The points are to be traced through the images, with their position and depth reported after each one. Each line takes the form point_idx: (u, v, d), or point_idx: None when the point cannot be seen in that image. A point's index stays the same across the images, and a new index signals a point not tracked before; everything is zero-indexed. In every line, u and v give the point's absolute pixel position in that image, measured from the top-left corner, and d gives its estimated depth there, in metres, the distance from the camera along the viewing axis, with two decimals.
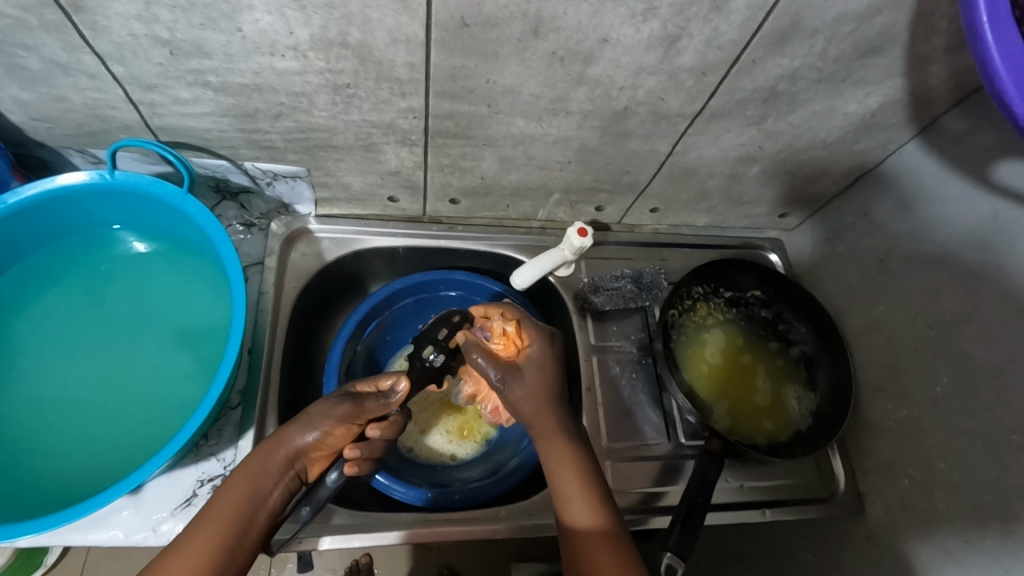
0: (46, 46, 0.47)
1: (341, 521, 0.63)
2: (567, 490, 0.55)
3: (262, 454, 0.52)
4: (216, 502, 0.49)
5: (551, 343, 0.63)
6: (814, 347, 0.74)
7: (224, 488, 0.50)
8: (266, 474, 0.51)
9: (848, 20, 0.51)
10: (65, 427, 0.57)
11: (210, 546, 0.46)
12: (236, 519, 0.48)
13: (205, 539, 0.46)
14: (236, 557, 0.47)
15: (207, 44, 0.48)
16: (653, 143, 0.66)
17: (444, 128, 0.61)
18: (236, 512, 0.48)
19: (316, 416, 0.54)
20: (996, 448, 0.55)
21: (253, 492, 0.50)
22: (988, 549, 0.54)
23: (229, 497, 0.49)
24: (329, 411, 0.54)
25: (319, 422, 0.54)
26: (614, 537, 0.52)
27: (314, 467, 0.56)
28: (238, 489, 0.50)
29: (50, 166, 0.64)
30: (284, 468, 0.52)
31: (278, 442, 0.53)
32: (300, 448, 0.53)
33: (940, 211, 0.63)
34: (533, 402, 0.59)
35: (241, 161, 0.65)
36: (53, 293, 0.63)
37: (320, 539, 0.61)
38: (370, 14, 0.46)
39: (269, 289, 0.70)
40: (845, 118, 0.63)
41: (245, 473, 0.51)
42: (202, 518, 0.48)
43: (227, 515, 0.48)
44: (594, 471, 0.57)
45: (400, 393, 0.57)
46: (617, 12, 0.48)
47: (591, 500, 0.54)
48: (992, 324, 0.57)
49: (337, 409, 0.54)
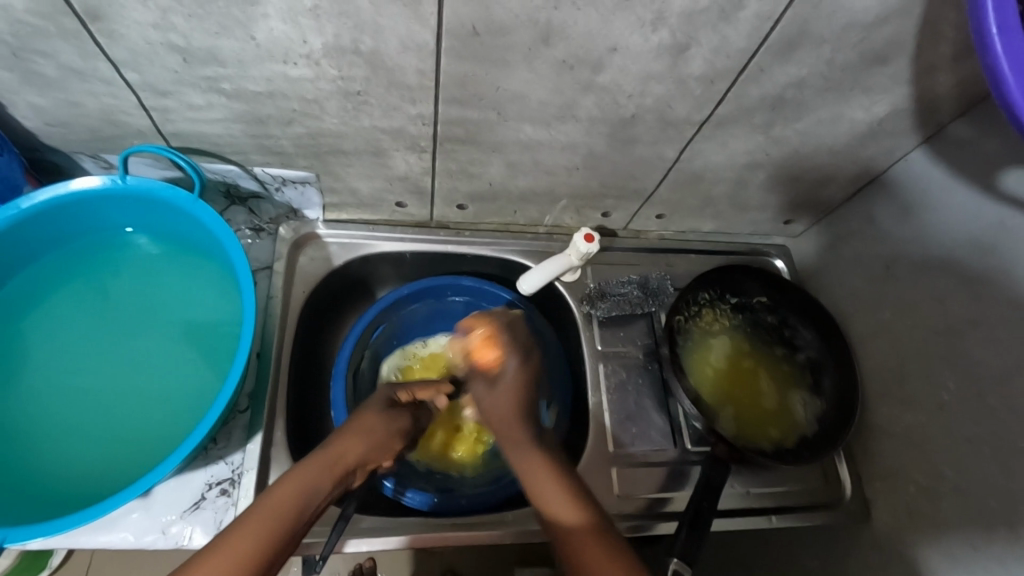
0: (64, 53, 0.48)
1: (366, 524, 0.63)
2: (548, 501, 0.49)
3: (315, 457, 0.49)
4: (262, 504, 0.44)
5: (528, 365, 0.60)
6: (819, 353, 0.74)
7: (273, 492, 0.45)
8: (322, 478, 0.48)
9: (855, 29, 0.51)
10: (74, 431, 0.58)
11: (251, 553, 0.40)
12: (283, 527, 0.43)
13: (241, 545, 0.40)
14: (275, 565, 0.42)
15: (221, 51, 0.48)
16: (660, 150, 0.66)
17: (453, 134, 0.62)
18: (283, 517, 0.44)
19: (377, 430, 0.56)
20: (1002, 454, 0.55)
21: (308, 494, 0.46)
22: (994, 555, 0.54)
23: (275, 500, 0.44)
24: (389, 424, 0.57)
25: (371, 437, 0.54)
26: (608, 535, 0.46)
27: (358, 480, 0.54)
28: (288, 492, 0.45)
29: (63, 171, 0.65)
30: (343, 478, 0.50)
31: (340, 451, 0.51)
32: (352, 455, 0.52)
33: (946, 217, 0.63)
34: (500, 415, 0.57)
35: (252, 166, 0.65)
36: (65, 296, 0.64)
37: (347, 541, 0.62)
38: (382, 23, 0.47)
39: (277, 293, 0.71)
40: (852, 125, 0.64)
41: (297, 473, 0.47)
42: (243, 518, 0.43)
43: (270, 519, 0.43)
44: (570, 470, 0.52)
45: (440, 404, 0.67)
46: (627, 20, 0.48)
47: (574, 500, 0.49)
48: (999, 331, 0.57)
49: (398, 423, 0.58)
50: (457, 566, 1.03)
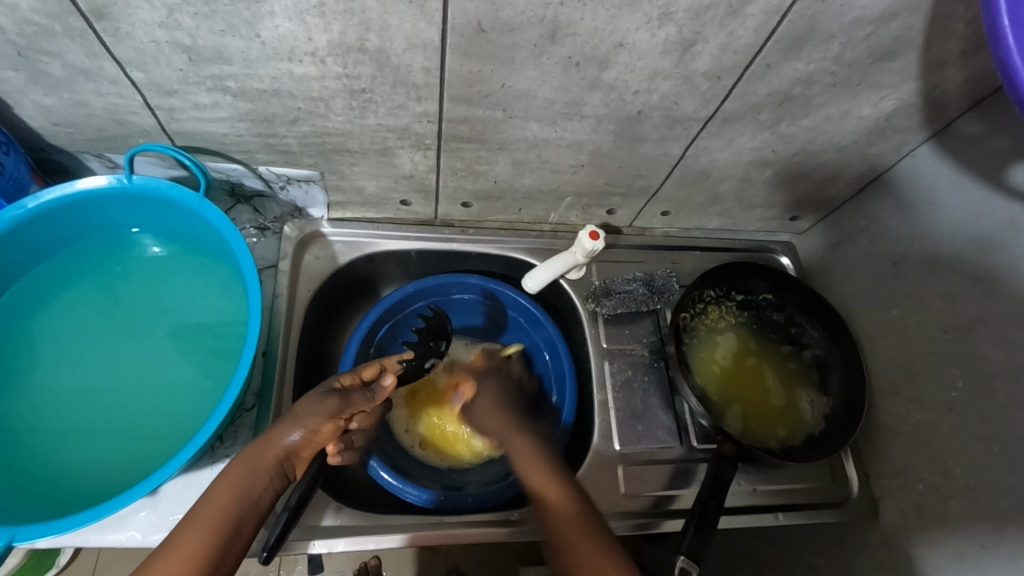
0: (70, 52, 0.48)
1: (330, 523, 0.63)
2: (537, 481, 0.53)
3: (245, 457, 0.51)
4: (201, 508, 0.47)
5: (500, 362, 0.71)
6: (827, 351, 0.74)
7: (207, 502, 0.48)
8: (255, 472, 0.50)
9: (864, 24, 0.51)
10: (83, 431, 0.58)
11: (195, 553, 0.45)
12: (222, 525, 0.47)
13: (187, 550, 0.45)
14: (225, 561, 0.46)
15: (227, 50, 0.48)
16: (666, 147, 0.66)
17: (459, 133, 0.61)
18: (219, 519, 0.47)
19: (305, 415, 0.53)
20: (1012, 452, 0.55)
21: (244, 494, 0.49)
22: (1003, 554, 0.54)
23: (210, 505, 0.48)
24: (318, 408, 0.54)
25: (302, 420, 0.53)
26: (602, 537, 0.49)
27: (297, 466, 0.55)
28: (227, 491, 0.49)
29: (68, 170, 0.65)
30: (274, 470, 0.52)
31: (266, 442, 0.52)
32: (278, 447, 0.52)
33: (955, 214, 0.62)
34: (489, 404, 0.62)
35: (257, 165, 0.65)
36: (73, 294, 0.64)
37: (310, 543, 0.61)
38: (389, 20, 0.47)
39: (283, 292, 0.71)
40: (859, 122, 0.63)
41: (229, 476, 0.50)
42: (184, 526, 0.46)
43: (209, 524, 0.46)
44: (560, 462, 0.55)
45: (387, 387, 0.58)
46: (634, 17, 0.48)
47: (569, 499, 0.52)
48: (1008, 329, 0.56)
49: (325, 404, 0.54)
50: (463, 564, 1.04)
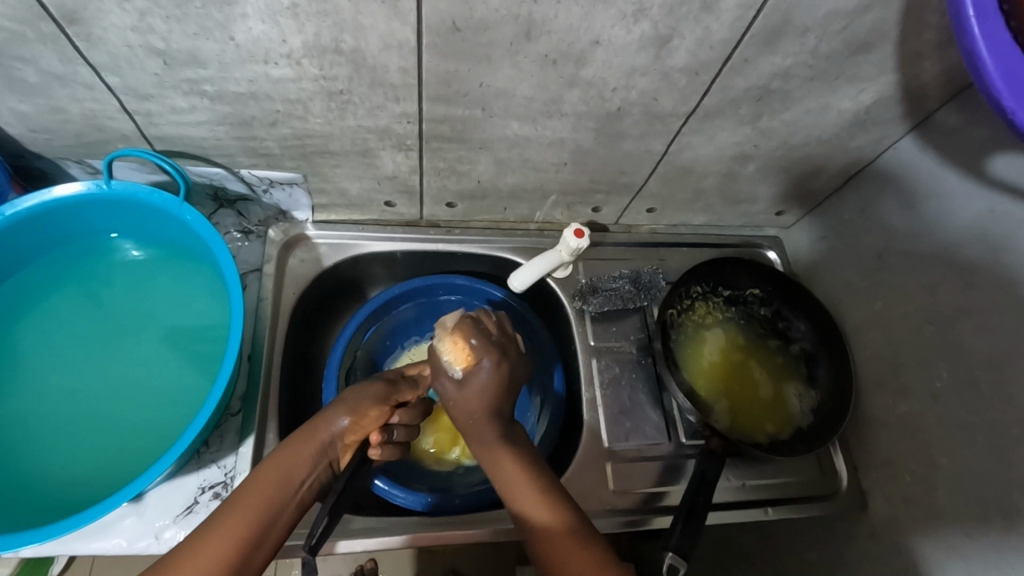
0: (44, 58, 0.47)
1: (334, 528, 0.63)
2: (515, 490, 0.52)
3: (292, 446, 0.51)
4: (246, 489, 0.47)
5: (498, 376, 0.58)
6: (814, 345, 0.74)
7: (240, 496, 0.47)
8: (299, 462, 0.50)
9: (838, 17, 0.51)
10: (66, 439, 0.57)
11: (238, 536, 0.44)
12: (265, 510, 0.46)
13: (231, 532, 0.44)
14: (262, 547, 0.45)
15: (202, 53, 0.48)
16: (648, 143, 0.66)
17: (439, 132, 0.61)
18: (265, 504, 0.47)
19: (353, 399, 0.56)
20: (996, 442, 0.55)
21: (287, 479, 0.49)
22: (990, 543, 0.54)
23: (257, 489, 0.47)
24: (364, 394, 0.57)
25: (353, 405, 0.55)
26: (583, 533, 0.49)
27: (343, 459, 0.54)
28: (270, 477, 0.48)
29: (49, 177, 0.65)
30: (320, 457, 0.52)
31: (314, 427, 0.53)
32: (331, 431, 0.53)
33: (936, 204, 0.63)
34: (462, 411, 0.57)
35: (238, 168, 0.65)
36: (54, 302, 0.64)
37: (337, 543, 0.62)
38: (362, 21, 0.47)
39: (268, 296, 0.70)
40: (839, 115, 0.63)
41: (275, 461, 0.50)
42: (227, 508, 0.46)
43: (254, 507, 0.46)
44: (542, 467, 0.54)
45: (428, 376, 0.65)
46: (608, 14, 0.48)
47: (551, 504, 0.51)
48: (991, 318, 0.56)
49: (371, 388, 0.58)
50: (461, 564, 1.04)
